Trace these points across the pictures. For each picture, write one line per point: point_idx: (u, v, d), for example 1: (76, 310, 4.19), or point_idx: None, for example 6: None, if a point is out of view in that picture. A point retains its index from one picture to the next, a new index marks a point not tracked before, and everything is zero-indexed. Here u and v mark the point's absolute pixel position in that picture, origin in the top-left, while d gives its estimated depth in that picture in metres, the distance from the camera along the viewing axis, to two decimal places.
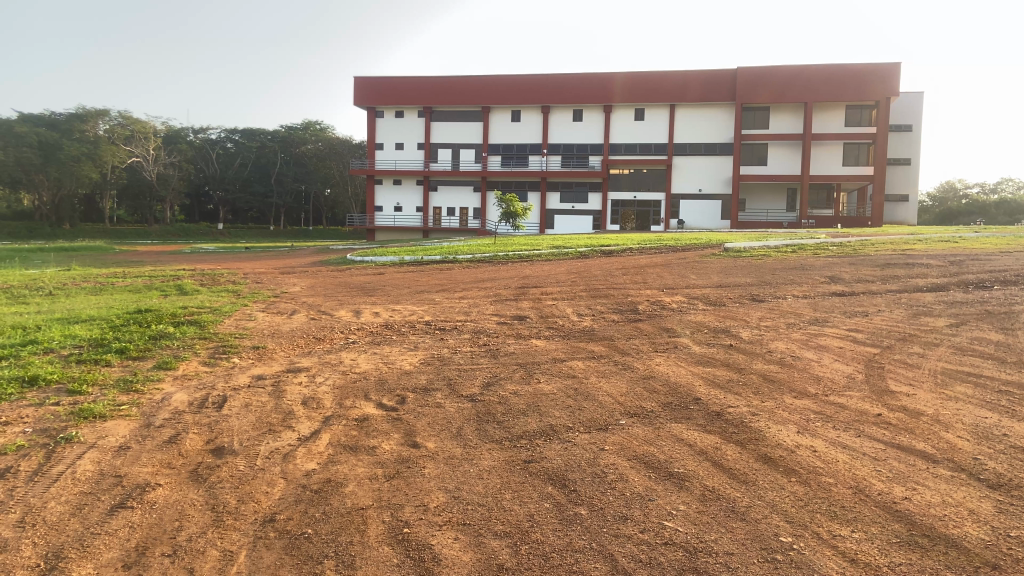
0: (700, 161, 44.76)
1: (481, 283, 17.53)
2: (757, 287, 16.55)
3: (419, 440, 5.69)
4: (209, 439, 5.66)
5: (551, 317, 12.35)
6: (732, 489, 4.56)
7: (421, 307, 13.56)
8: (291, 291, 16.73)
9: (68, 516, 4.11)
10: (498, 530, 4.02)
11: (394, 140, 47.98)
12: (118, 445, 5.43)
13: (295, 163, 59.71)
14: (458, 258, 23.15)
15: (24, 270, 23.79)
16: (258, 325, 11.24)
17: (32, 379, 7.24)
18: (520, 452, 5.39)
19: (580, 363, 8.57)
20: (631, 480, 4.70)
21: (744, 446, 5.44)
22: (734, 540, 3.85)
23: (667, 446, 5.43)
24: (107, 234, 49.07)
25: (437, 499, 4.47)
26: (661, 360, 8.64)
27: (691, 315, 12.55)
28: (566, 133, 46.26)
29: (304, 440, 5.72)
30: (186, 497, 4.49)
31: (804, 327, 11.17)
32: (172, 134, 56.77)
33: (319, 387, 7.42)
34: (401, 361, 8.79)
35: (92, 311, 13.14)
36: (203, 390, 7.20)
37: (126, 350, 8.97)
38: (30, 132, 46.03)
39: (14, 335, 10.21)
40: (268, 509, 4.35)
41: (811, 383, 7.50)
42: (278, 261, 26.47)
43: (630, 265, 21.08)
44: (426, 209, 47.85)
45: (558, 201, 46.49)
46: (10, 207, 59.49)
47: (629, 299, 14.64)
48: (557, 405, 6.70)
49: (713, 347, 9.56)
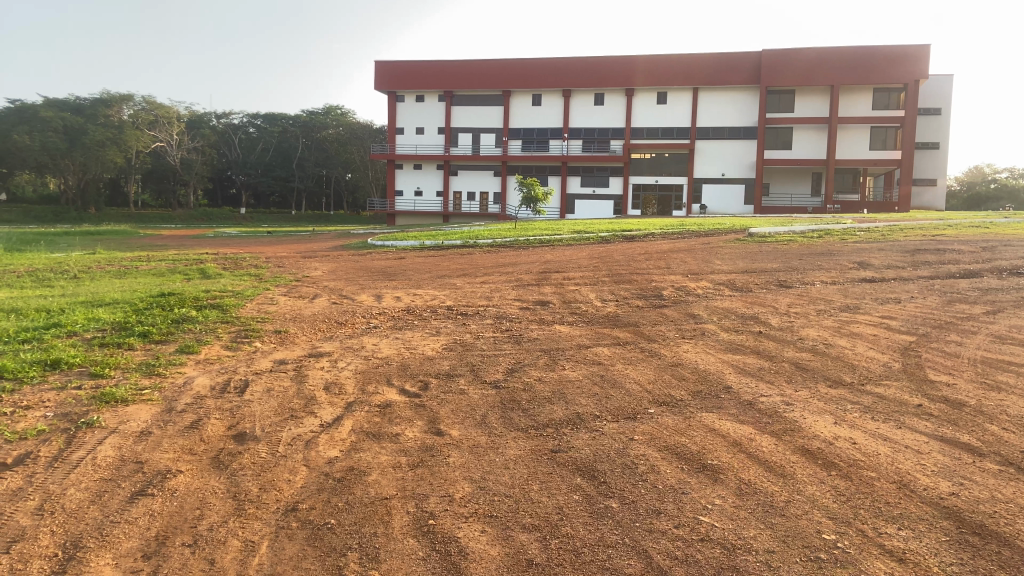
0: (724, 145, 44.10)
1: (503, 268, 17.35)
2: (783, 273, 16.23)
3: (443, 428, 5.57)
4: (231, 425, 5.59)
5: (574, 303, 12.17)
6: (770, 482, 4.39)
7: (443, 292, 13.43)
8: (313, 275, 16.68)
9: (87, 503, 4.04)
10: (527, 522, 3.89)
11: (415, 124, 47.81)
12: (139, 430, 5.37)
13: (317, 148, 60.00)
14: (479, 243, 23.00)
15: (51, 253, 24.04)
16: (280, 309, 11.21)
17: (55, 362, 7.22)
18: (546, 441, 5.24)
19: (605, 349, 8.41)
20: (663, 472, 4.54)
21: (779, 436, 5.26)
22: (774, 538, 3.69)
23: (699, 436, 5.27)
24: (132, 218, 49.58)
25: (463, 490, 4.35)
26: (689, 348, 8.44)
27: (717, 301, 12.31)
28: (588, 117, 45.81)
29: (326, 426, 5.62)
30: (207, 484, 4.41)
31: (835, 314, 10.88)
32: (195, 119, 57.17)
33: (341, 372, 7.35)
34: (423, 346, 8.67)
35: (116, 294, 13.19)
36: (225, 374, 7.14)
37: (149, 333, 8.96)
38: (56, 117, 46.65)
39: (38, 319, 10.23)
40: (290, 498, 4.26)
41: (846, 372, 7.29)
42: (300, 245, 26.50)
43: (653, 250, 20.79)
44: (446, 193, 47.69)
45: (578, 186, 46.14)
46: (38, 192, 60.31)
47: (653, 285, 14.40)
48: (583, 392, 6.55)
49: (741, 334, 9.33)
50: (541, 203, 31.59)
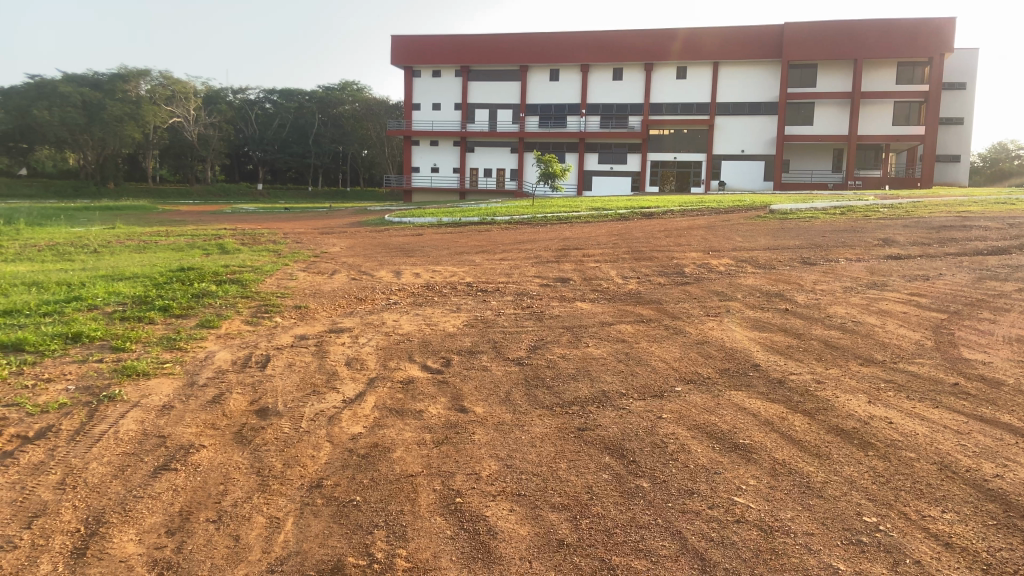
0: (744, 121, 43.42)
1: (521, 245, 17.18)
2: (807, 251, 15.93)
3: (467, 405, 5.49)
4: (253, 400, 5.54)
5: (595, 280, 12.00)
6: (805, 462, 4.27)
7: (462, 269, 13.29)
8: (331, 251, 16.61)
9: (110, 478, 3.99)
10: (556, 502, 3.79)
11: (431, 100, 47.44)
12: (161, 404, 5.32)
13: (333, 123, 60.05)
14: (496, 220, 22.84)
15: (71, 227, 24.17)
16: (299, 285, 11.14)
17: (76, 336, 7.21)
18: (573, 419, 5.13)
19: (629, 327, 8.26)
20: (694, 451, 4.42)
21: (813, 415, 5.14)
22: (813, 520, 3.58)
23: (731, 415, 5.13)
24: (150, 193, 49.80)
25: (489, 468, 4.25)
26: (714, 326, 8.28)
27: (741, 278, 12.08)
28: (606, 92, 45.22)
29: (349, 403, 5.56)
30: (231, 460, 4.35)
31: (863, 291, 10.63)
32: (212, 95, 57.14)
33: (362, 348, 7.27)
34: (444, 323, 8.57)
35: (136, 269, 13.17)
36: (246, 349, 7.09)
37: (169, 307, 8.93)
38: (74, 92, 46.76)
39: (59, 292, 10.24)
40: (315, 474, 4.19)
41: (878, 350, 7.11)
42: (317, 221, 26.45)
43: (673, 227, 20.51)
44: (463, 169, 47.38)
45: (596, 162, 45.68)
46: (58, 167, 60.68)
47: (675, 262, 14.17)
48: (609, 369, 6.44)
49: (767, 312, 9.13)
50: (558, 179, 31.23)
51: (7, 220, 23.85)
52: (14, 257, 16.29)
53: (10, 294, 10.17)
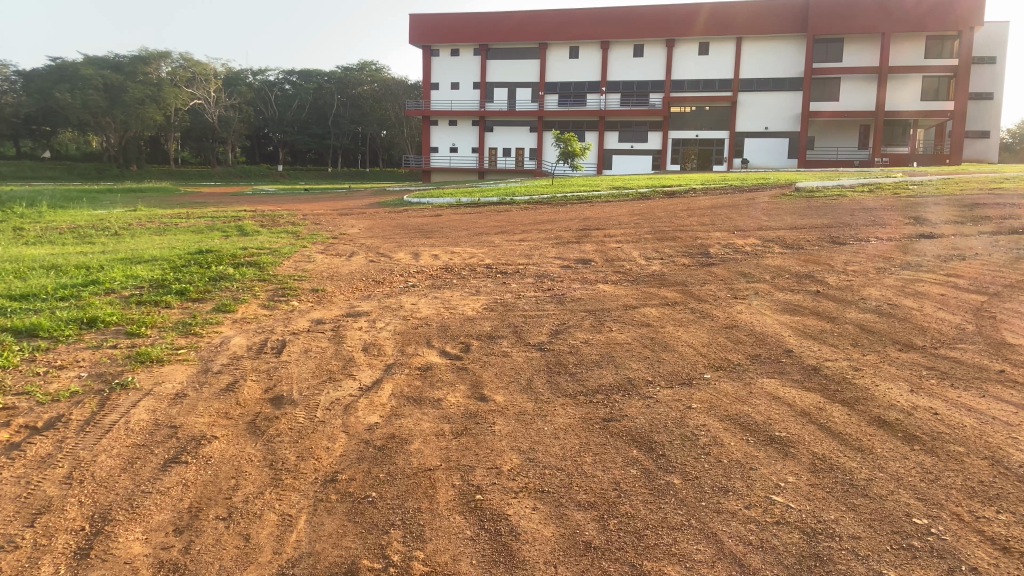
0: (769, 98, 42.53)
1: (541, 225, 16.91)
2: (835, 229, 15.49)
3: (487, 393, 5.30)
4: (268, 387, 5.39)
5: (617, 261, 11.72)
6: (846, 457, 4.05)
7: (481, 250, 13.06)
8: (349, 233, 16.48)
9: (118, 472, 3.85)
10: (581, 499, 3.59)
11: (450, 79, 46.97)
12: (174, 392, 5.19)
13: (352, 104, 59.56)
14: (516, 200, 22.56)
15: (93, 210, 24.27)
16: (317, 267, 11.00)
17: (91, 320, 7.12)
18: (598, 409, 4.92)
19: (653, 310, 8.01)
20: (728, 444, 4.20)
21: (851, 405, 4.89)
22: (858, 522, 3.36)
23: (764, 405, 4.89)
24: (173, 175, 50.11)
25: (510, 462, 4.06)
26: (742, 309, 7.99)
27: (769, 259, 11.74)
28: (627, 69, 44.48)
29: (365, 390, 5.39)
30: (243, 452, 4.19)
31: (897, 272, 10.25)
32: (232, 77, 57.16)
33: (380, 332, 7.10)
34: (463, 306, 8.37)
35: (155, 251, 13.14)
36: (262, 334, 6.95)
37: (186, 291, 8.83)
38: (96, 75, 46.93)
39: (78, 276, 10.19)
40: (329, 467, 4.03)
41: (917, 334, 6.80)
42: (336, 203, 26.33)
43: (696, 206, 20.10)
44: (482, 149, 46.92)
45: (616, 141, 44.95)
46: (81, 149, 61.16)
47: (699, 242, 13.83)
48: (634, 355, 6.20)
49: (798, 294, 8.82)
50: (578, 158, 30.78)
51: (31, 202, 24.02)
52: (37, 239, 16.38)
53: (30, 278, 10.16)
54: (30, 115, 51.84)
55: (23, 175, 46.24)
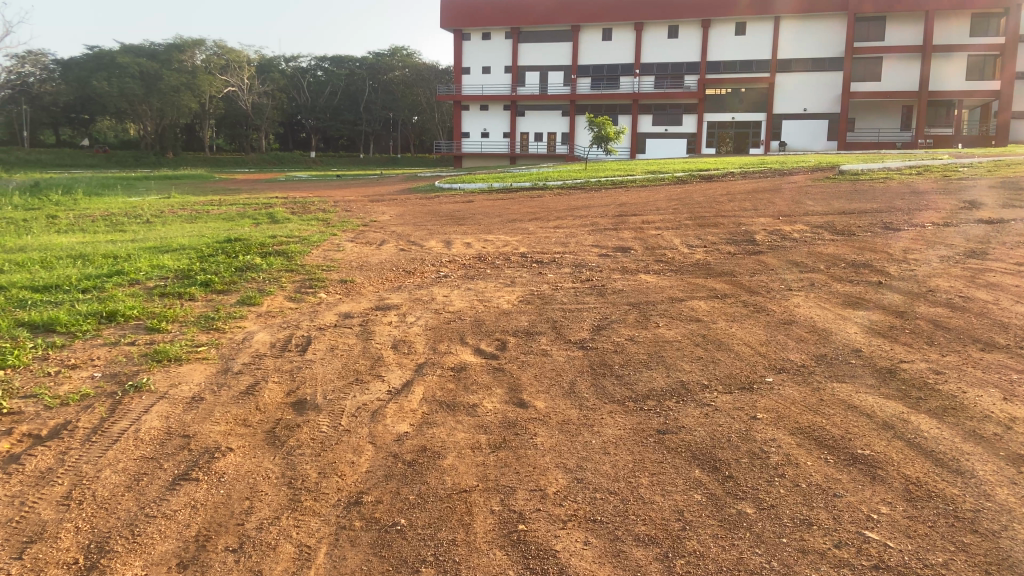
0: (809, 78, 41.14)
1: (576, 211, 16.37)
2: (885, 214, 14.70)
3: (526, 399, 4.83)
4: (291, 391, 4.99)
5: (658, 250, 11.13)
6: (945, 481, 3.53)
7: (515, 238, 12.58)
8: (380, 220, 16.11)
9: (122, 491, 3.49)
10: (640, 532, 3.13)
11: (481, 63, 46.22)
12: (190, 396, 4.82)
13: (383, 90, 59.12)
14: (548, 185, 22.05)
15: (128, 197, 24.33)
16: (347, 256, 10.63)
17: (111, 314, 6.83)
18: (651, 418, 4.43)
19: (702, 304, 7.45)
20: (805, 465, 3.69)
21: (941, 417, 4.32)
22: (973, 566, 2.85)
23: (841, 416, 4.34)
24: (208, 162, 50.46)
25: (557, 482, 3.59)
26: (800, 302, 7.39)
27: (820, 246, 11.07)
28: (661, 51, 43.37)
29: (395, 394, 4.97)
30: (260, 468, 3.79)
31: (963, 261, 9.50)
32: (265, 64, 57.23)
33: (410, 328, 6.67)
34: (498, 298, 7.90)
35: (184, 240, 12.93)
36: (287, 330, 6.57)
37: (211, 282, 8.52)
38: (132, 63, 47.35)
39: (104, 266, 9.96)
40: (354, 487, 3.60)
41: (1000, 332, 6.14)
42: (367, 189, 26.04)
43: (735, 191, 19.37)
44: (513, 134, 46.19)
45: (650, 125, 43.82)
46: (118, 138, 61.86)
47: (743, 229, 13.16)
48: (686, 355, 5.67)
49: (857, 286, 8.18)
50: (612, 142, 29.99)
51: (66, 189, 24.15)
52: (69, 228, 16.31)
53: (56, 268, 9.96)
54: (68, 103, 52.43)
55: (62, 163, 46.86)
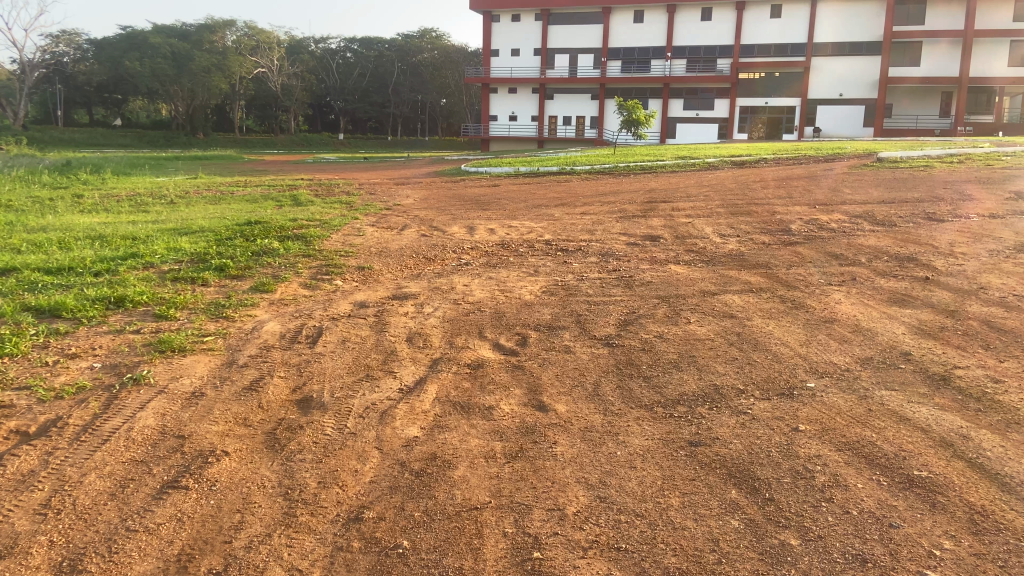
0: (847, 62, 39.89)
1: (604, 197, 15.92)
2: (928, 204, 14.07)
3: (547, 401, 4.49)
4: (297, 387, 4.70)
5: (689, 239, 10.69)
6: (1018, 513, 3.11)
7: (540, 224, 12.20)
8: (404, 203, 15.80)
9: (104, 500, 3.25)
10: (670, 566, 2.78)
11: (510, 45, 45.52)
12: (191, 390, 4.56)
13: (412, 72, 58.52)
14: (576, 169, 21.58)
15: (155, 178, 24.25)
16: (366, 242, 10.33)
17: (119, 300, 6.61)
18: (681, 427, 4.06)
19: (736, 298, 7.03)
20: (856, 489, 3.30)
21: (1006, 433, 3.89)
22: None
23: (892, 430, 3.94)
24: (237, 143, 50.52)
25: (577, 501, 3.26)
26: (841, 298, 6.92)
27: (860, 237, 10.54)
28: (694, 33, 42.31)
29: (406, 393, 4.65)
30: (255, 475, 3.50)
31: (1015, 256, 8.92)
32: (295, 45, 57.10)
33: (427, 320, 6.35)
34: (520, 289, 7.55)
35: (204, 222, 12.75)
36: (298, 319, 6.28)
37: (225, 267, 8.27)
38: (164, 43, 47.46)
39: (121, 248, 9.78)
40: (356, 500, 3.30)
41: None
42: (393, 172, 25.75)
43: (768, 177, 18.77)
44: (541, 117, 45.52)
45: (680, 109, 42.85)
46: (150, 118, 62.21)
47: (779, 218, 12.65)
48: (720, 356, 5.27)
49: (903, 281, 7.68)
50: (642, 126, 29.30)
51: (95, 168, 24.22)
52: (93, 208, 16.22)
53: (74, 249, 9.82)
54: (101, 83, 52.79)
55: (96, 142, 47.24)
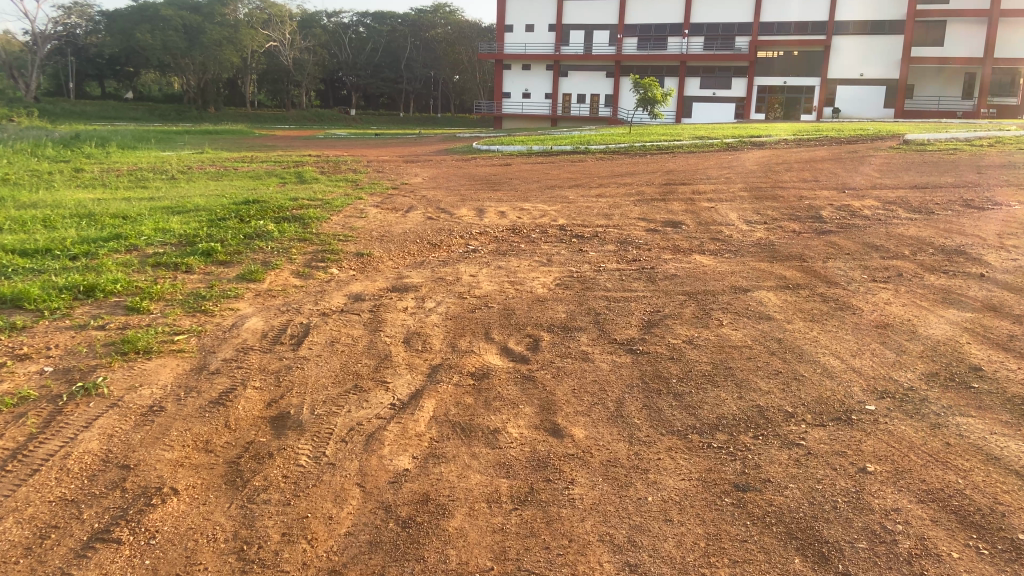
0: (871, 41, 38.48)
1: (620, 178, 15.14)
2: (963, 189, 13.23)
3: (563, 425, 3.83)
4: (272, 401, 4.05)
5: (713, 225, 9.94)
6: None
7: (552, 207, 11.45)
8: (412, 182, 15.14)
9: (14, 557, 2.67)
10: None
11: (524, 21, 44.34)
12: (149, 405, 3.93)
13: (425, 48, 57.36)
14: (590, 148, 20.78)
15: (159, 152, 23.55)
16: (368, 225, 9.65)
17: (89, 290, 5.98)
18: (724, 463, 3.38)
19: (772, 296, 6.32)
20: (951, 561, 2.64)
21: None
22: None
23: (982, 474, 3.24)
24: (249, 118, 49.75)
25: (601, 571, 2.62)
26: (890, 298, 6.20)
27: (898, 226, 9.77)
28: (713, 10, 40.97)
29: (398, 411, 4.00)
30: (206, 524, 2.89)
31: None
32: (307, 18, 56.06)
33: (428, 317, 5.69)
34: (531, 281, 6.86)
35: (201, 200, 12.08)
36: (285, 315, 5.63)
37: (213, 252, 7.60)
38: (175, 16, 46.71)
39: (106, 228, 9.14)
40: (324, 563, 2.67)
41: None
42: (404, 149, 24.96)
43: (791, 159, 17.90)
44: (555, 95, 44.45)
45: (697, 88, 41.71)
46: (162, 91, 61.54)
47: (807, 204, 11.82)
48: (761, 370, 4.55)
49: (955, 278, 6.93)
50: (658, 105, 28.25)
51: (102, 141, 23.63)
52: (91, 183, 15.64)
53: (58, 228, 9.22)
54: (112, 55, 52.10)
55: (107, 115, 46.62)
